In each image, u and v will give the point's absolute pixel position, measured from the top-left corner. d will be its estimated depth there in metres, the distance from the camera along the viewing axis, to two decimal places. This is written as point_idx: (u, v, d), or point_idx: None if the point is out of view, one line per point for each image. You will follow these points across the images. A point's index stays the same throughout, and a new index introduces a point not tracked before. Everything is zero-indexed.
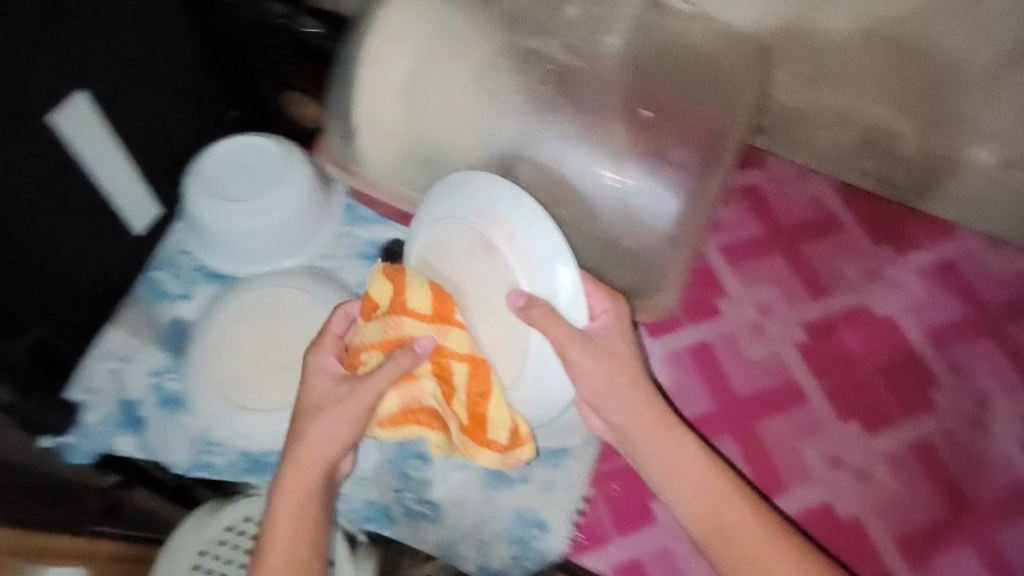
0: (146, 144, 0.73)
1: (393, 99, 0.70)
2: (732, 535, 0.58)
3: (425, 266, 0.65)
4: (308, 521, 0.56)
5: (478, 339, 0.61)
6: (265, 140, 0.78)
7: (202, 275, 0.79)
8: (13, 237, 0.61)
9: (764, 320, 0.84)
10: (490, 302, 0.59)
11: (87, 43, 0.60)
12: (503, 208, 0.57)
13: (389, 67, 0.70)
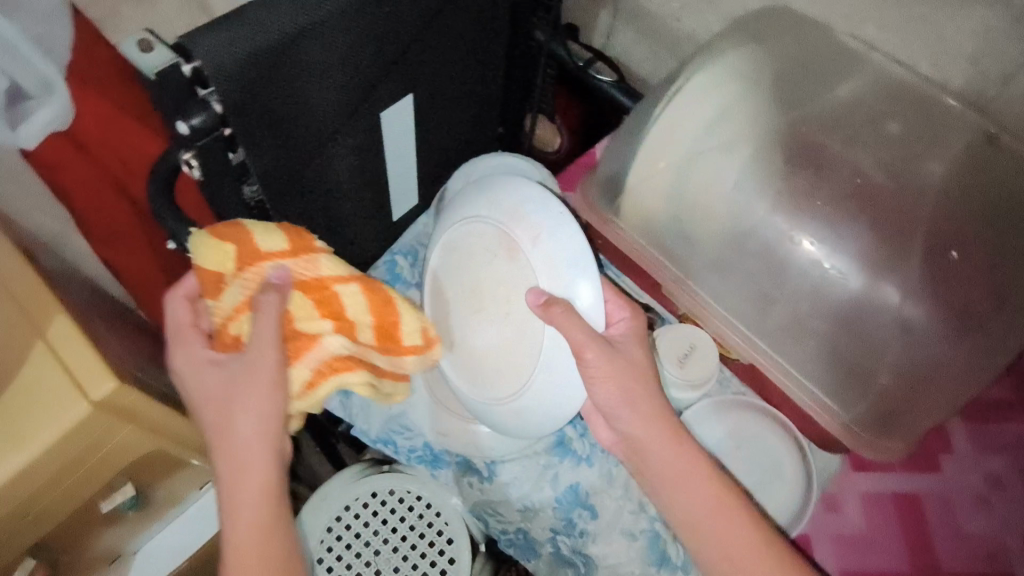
0: (429, 147, 0.81)
1: (664, 164, 0.71)
2: None
3: (449, 270, 0.70)
4: (273, 498, 0.58)
5: (493, 338, 0.66)
6: (526, 163, 0.83)
7: None
8: (315, 205, 0.69)
9: (993, 496, 0.73)
10: (518, 311, 0.64)
11: (430, 59, 0.67)
12: (533, 211, 0.62)
13: (672, 136, 0.70)
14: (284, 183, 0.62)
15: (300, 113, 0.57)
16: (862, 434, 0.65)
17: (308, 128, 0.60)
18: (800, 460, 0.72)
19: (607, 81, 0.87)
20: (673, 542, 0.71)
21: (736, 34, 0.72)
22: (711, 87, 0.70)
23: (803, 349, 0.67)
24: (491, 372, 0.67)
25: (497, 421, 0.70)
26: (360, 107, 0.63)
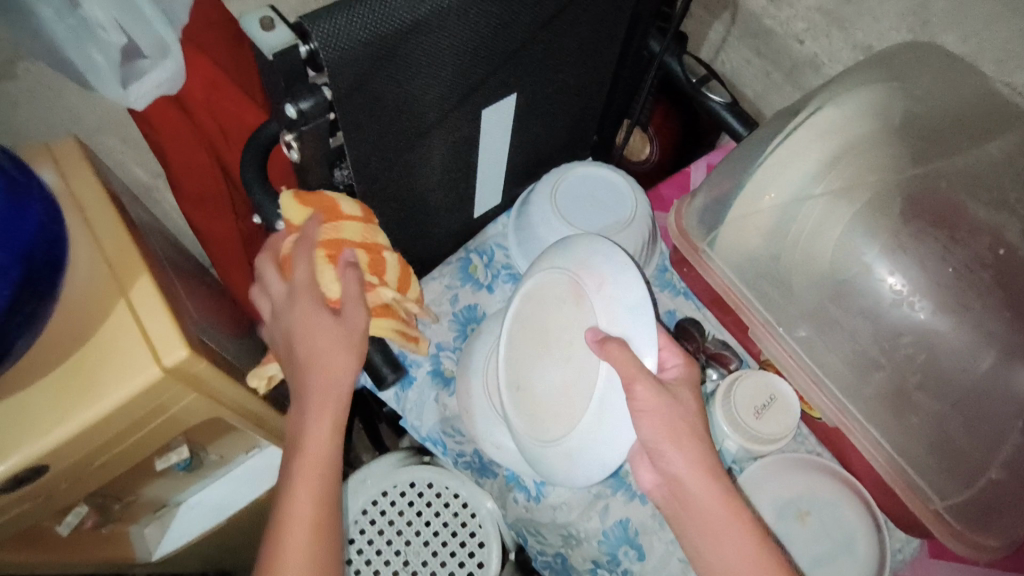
0: (521, 148, 0.78)
1: (774, 197, 0.65)
2: None
3: (517, 317, 0.66)
4: (320, 476, 0.62)
5: (552, 382, 0.62)
6: (621, 179, 0.79)
7: (508, 274, 0.83)
8: (403, 196, 0.68)
9: None
10: (578, 358, 0.59)
11: (540, 61, 0.64)
12: (606, 258, 0.59)
13: (787, 171, 0.65)
14: (378, 173, 0.61)
15: (405, 104, 0.55)
16: (954, 527, 0.59)
17: (411, 122, 0.58)
18: (875, 538, 0.66)
19: (720, 102, 0.81)
20: None
21: (874, 68, 0.67)
22: (839, 124, 0.64)
23: (892, 421, 0.62)
24: (542, 416, 0.62)
25: (540, 466, 0.64)
26: (464, 102, 0.61)
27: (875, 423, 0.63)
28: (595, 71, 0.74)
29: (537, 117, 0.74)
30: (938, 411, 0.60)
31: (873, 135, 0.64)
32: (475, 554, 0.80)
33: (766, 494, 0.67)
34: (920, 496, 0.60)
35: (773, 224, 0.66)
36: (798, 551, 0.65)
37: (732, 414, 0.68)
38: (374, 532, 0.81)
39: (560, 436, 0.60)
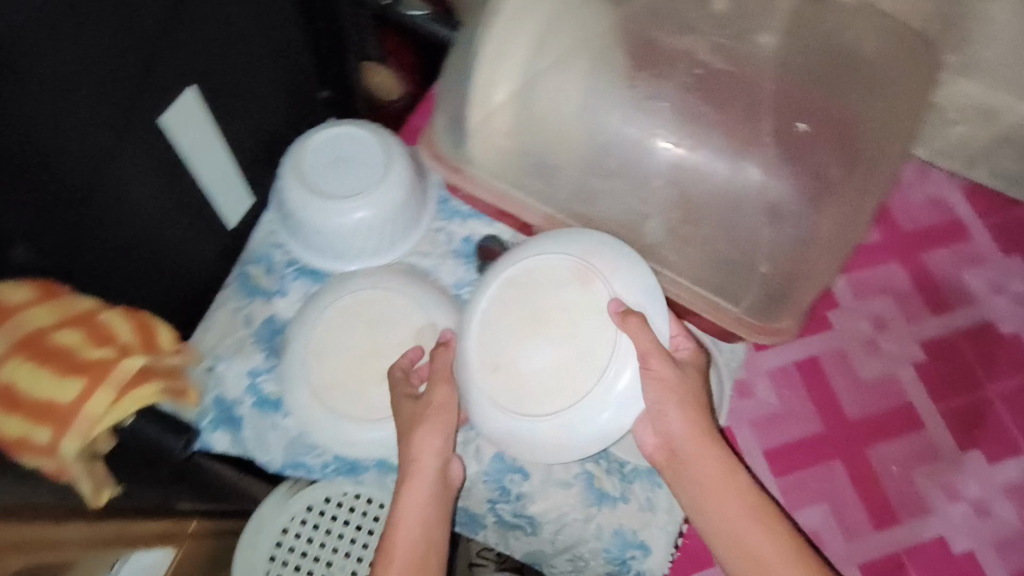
0: (245, 137, 0.71)
1: (504, 94, 0.64)
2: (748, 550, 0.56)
3: (497, 298, 0.60)
4: (432, 503, 0.60)
5: (544, 361, 0.58)
6: (362, 129, 0.74)
7: (295, 271, 0.76)
8: (125, 249, 0.61)
9: (881, 336, 0.79)
10: (579, 336, 0.58)
11: (193, 38, 0.57)
12: (637, 281, 0.58)
13: (503, 66, 0.64)
14: (58, 229, 0.53)
15: (33, 141, 0.47)
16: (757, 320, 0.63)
17: (74, 174, 0.52)
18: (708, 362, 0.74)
19: (421, 15, 0.77)
20: (607, 476, 0.69)
21: None
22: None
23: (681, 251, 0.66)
24: (530, 394, 0.58)
25: (525, 444, 0.59)
26: (124, 114, 0.53)
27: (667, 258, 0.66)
28: (271, 27, 0.67)
29: (239, 98, 0.67)
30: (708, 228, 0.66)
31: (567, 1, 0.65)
32: None
33: None
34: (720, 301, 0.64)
35: (512, 120, 0.66)
36: None
37: None
38: None
39: (564, 409, 0.57)
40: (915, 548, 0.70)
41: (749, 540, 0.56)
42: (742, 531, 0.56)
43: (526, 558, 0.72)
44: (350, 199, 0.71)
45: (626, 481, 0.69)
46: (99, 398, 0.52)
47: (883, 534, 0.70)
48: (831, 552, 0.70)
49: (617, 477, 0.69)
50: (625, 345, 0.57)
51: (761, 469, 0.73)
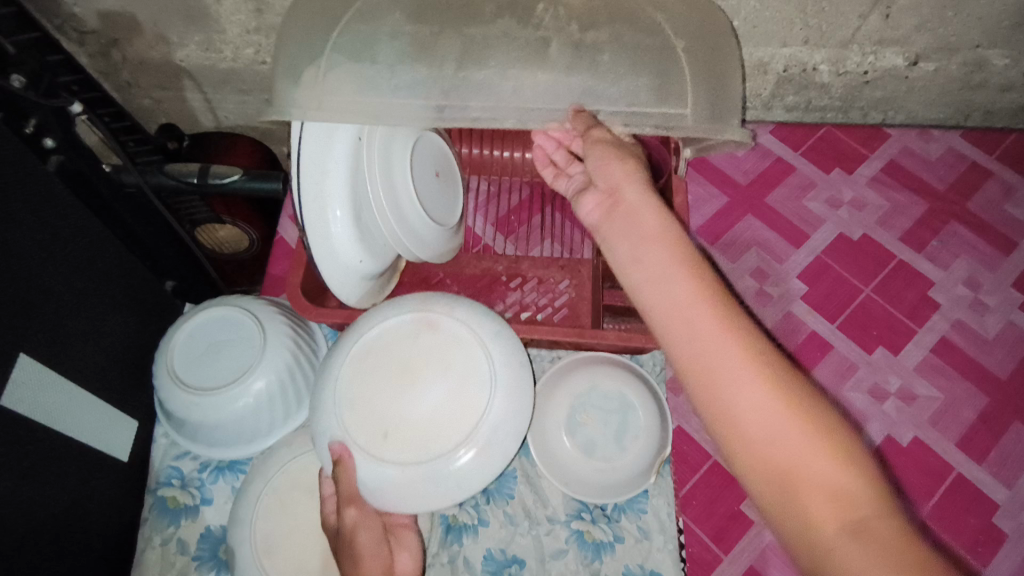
0: (100, 371, 0.66)
1: (342, 213, 0.62)
2: (682, 325, 0.45)
3: (356, 379, 0.62)
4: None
5: (430, 406, 0.60)
6: (223, 309, 0.72)
7: (212, 472, 0.72)
8: (33, 538, 0.56)
9: (765, 284, 0.86)
10: (450, 370, 0.62)
11: (7, 313, 0.54)
12: (461, 308, 0.66)
13: (330, 182, 0.62)
14: None
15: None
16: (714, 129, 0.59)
17: None
18: (640, 377, 0.74)
19: (236, 179, 0.74)
20: (595, 525, 0.70)
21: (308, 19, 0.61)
22: (325, 103, 0.56)
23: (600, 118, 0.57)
24: (431, 436, 0.59)
25: (452, 485, 0.59)
26: None
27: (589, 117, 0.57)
28: (85, 255, 0.64)
29: (79, 337, 0.63)
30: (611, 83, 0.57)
31: (359, 85, 0.57)
32: None
33: (548, 426, 0.72)
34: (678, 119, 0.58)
35: (357, 236, 0.64)
36: (603, 445, 0.70)
37: None
38: None
39: (465, 435, 0.59)
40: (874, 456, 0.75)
41: (669, 308, 0.46)
42: (669, 300, 0.46)
43: None
44: (238, 382, 0.68)
45: (613, 521, 0.70)
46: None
47: None
48: None
49: (604, 522, 0.70)
50: (491, 358, 0.63)
51: None
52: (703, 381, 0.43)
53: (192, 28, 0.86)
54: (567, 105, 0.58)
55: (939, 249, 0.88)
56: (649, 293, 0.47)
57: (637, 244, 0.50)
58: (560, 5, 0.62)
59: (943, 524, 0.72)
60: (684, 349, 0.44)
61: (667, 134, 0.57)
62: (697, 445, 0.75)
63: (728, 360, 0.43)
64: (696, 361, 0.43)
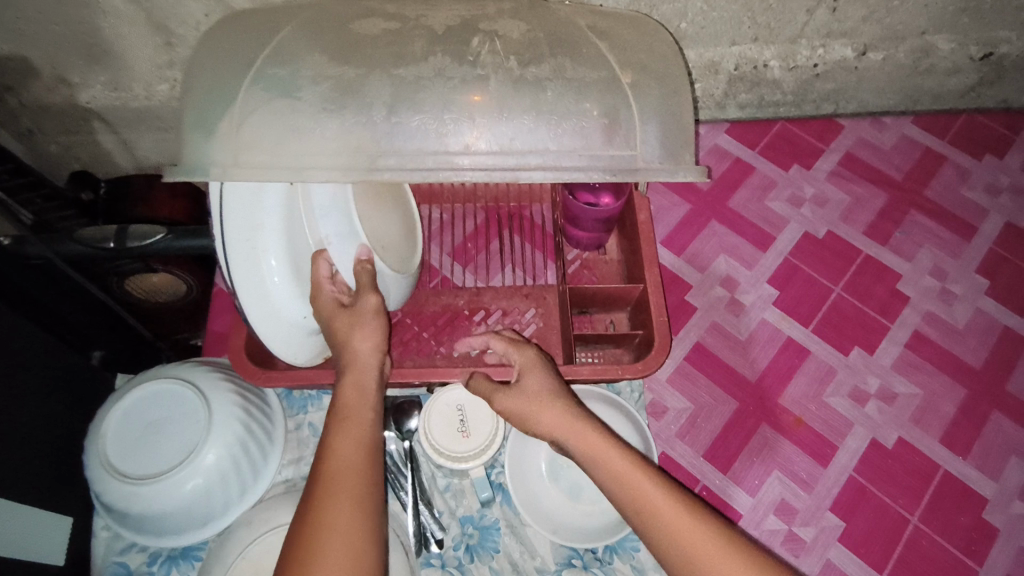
0: (14, 471, 0.58)
1: (278, 263, 0.59)
2: (631, 490, 0.53)
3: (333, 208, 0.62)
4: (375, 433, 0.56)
5: (391, 227, 0.71)
6: (161, 384, 0.65)
7: (164, 563, 0.64)
8: None
9: (736, 293, 0.83)
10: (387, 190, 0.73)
11: None
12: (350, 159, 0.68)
13: (261, 241, 0.58)
14: None
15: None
16: (670, 162, 0.53)
17: None
18: (615, 410, 0.70)
19: (160, 238, 0.67)
20: (586, 573, 0.66)
21: (211, 65, 0.54)
22: (239, 159, 0.50)
23: (546, 158, 0.52)
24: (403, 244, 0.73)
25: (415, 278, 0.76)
26: None
27: (534, 157, 0.51)
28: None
29: None
30: (552, 123, 0.52)
31: (284, 135, 0.51)
32: None
33: (529, 471, 0.68)
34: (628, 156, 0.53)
35: (300, 294, 0.62)
36: (589, 487, 0.66)
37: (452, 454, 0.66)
38: None
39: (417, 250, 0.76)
40: (861, 463, 0.74)
41: (613, 474, 0.54)
42: (613, 467, 0.54)
43: None
44: (184, 464, 0.62)
45: (605, 564, 0.67)
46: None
47: (831, 467, 0.73)
48: (804, 511, 0.71)
49: (596, 566, 0.67)
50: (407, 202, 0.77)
51: (710, 473, 0.73)
52: (664, 540, 0.51)
53: (96, 68, 0.78)
54: (514, 141, 0.52)
55: (903, 240, 0.88)
56: (652, 526, 0.52)
57: (617, 475, 0.54)
58: (497, 37, 0.55)
59: (936, 526, 0.71)
60: (646, 505, 0.52)
61: (625, 178, 0.52)
62: (684, 472, 0.73)
63: (671, 509, 0.52)
64: (650, 512, 0.52)
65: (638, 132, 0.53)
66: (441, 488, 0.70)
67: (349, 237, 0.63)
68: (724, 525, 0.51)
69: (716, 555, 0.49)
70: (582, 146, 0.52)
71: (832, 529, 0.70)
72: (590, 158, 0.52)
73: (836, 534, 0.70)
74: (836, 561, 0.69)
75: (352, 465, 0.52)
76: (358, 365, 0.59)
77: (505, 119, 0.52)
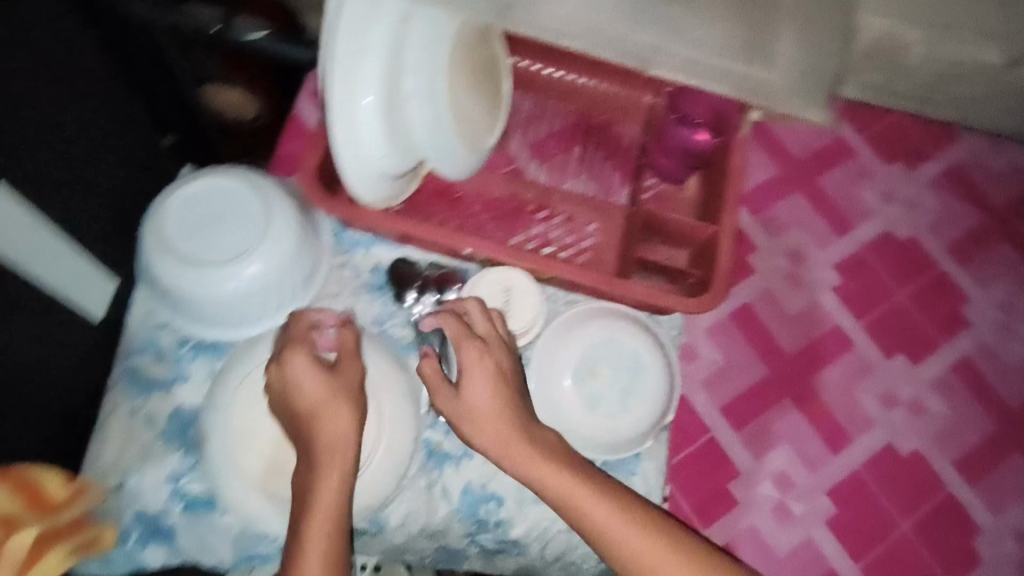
0: (78, 215, 0.59)
1: (373, 99, 0.58)
2: (578, 510, 0.55)
3: (423, 71, 0.61)
4: (344, 439, 0.56)
5: (476, 108, 0.69)
6: (230, 180, 0.65)
7: (192, 349, 0.66)
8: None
9: (799, 269, 0.81)
10: (487, 71, 0.70)
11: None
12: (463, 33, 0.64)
13: (361, 68, 0.57)
14: None
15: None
16: (806, 94, 0.50)
17: None
18: (650, 339, 0.70)
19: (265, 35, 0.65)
20: None
21: None
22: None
23: (678, 58, 0.49)
24: (484, 126, 0.71)
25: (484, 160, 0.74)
26: None
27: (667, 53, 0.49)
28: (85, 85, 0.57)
29: (60, 170, 0.56)
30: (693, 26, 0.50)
31: None
32: None
33: (555, 372, 0.68)
34: (763, 76, 0.50)
35: (386, 131, 0.60)
36: (608, 400, 0.67)
37: None
38: None
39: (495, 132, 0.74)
40: (870, 461, 0.74)
41: (564, 498, 0.55)
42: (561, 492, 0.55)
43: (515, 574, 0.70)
44: (237, 261, 0.63)
45: None
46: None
47: (840, 457, 0.73)
48: (801, 487, 0.72)
49: None
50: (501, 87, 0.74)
51: (721, 426, 0.74)
52: (615, 556, 0.53)
53: None
54: (649, 34, 0.50)
55: (983, 267, 0.84)
56: (601, 546, 0.54)
57: (556, 487, 0.55)
58: None
59: (922, 539, 0.71)
60: (595, 529, 0.54)
61: (752, 100, 0.49)
62: (697, 418, 0.74)
63: (623, 527, 0.54)
64: (598, 534, 0.54)
65: (779, 58, 0.50)
66: None
67: (432, 101, 0.62)
68: (671, 530, 0.54)
69: (649, 551, 0.53)
70: (719, 55, 0.50)
71: (822, 512, 0.71)
72: (724, 68, 0.49)
73: (825, 518, 0.71)
74: (816, 541, 0.70)
75: (325, 525, 0.53)
76: (310, 415, 0.56)
77: (646, 10, 0.50)
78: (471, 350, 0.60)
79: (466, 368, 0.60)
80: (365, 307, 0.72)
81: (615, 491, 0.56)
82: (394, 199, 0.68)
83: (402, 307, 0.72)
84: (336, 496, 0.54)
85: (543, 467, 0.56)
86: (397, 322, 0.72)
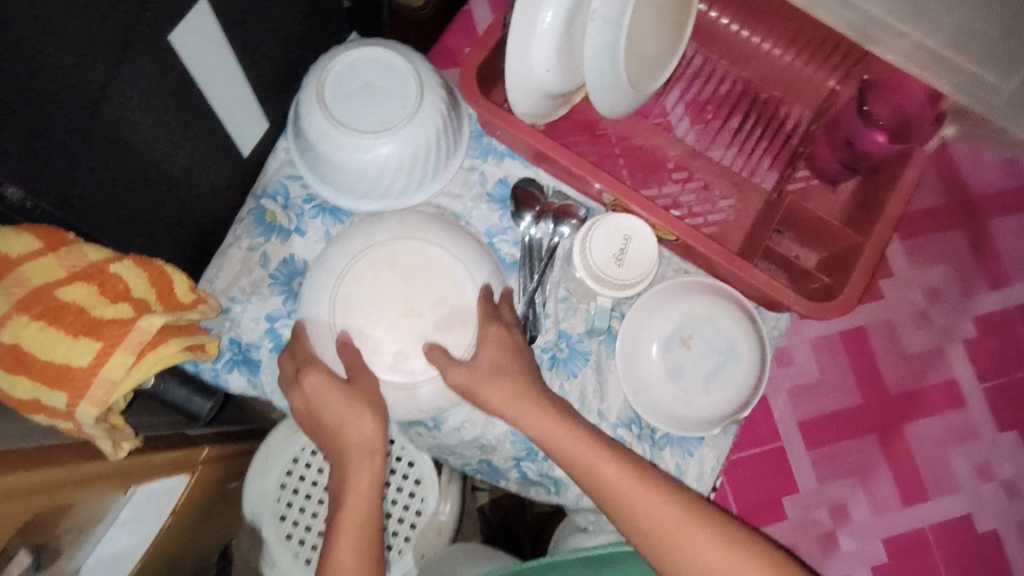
0: (258, 50, 0.61)
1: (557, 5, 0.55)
2: (632, 508, 0.53)
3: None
4: (371, 457, 0.59)
5: (648, 48, 0.65)
6: (392, 54, 0.66)
7: (314, 208, 0.70)
8: (155, 191, 0.55)
9: (934, 309, 0.75)
10: (669, 13, 0.66)
11: None
12: None
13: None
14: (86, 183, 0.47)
15: (38, 62, 0.38)
16: None
17: (82, 121, 0.44)
18: (752, 330, 0.67)
19: None
20: (637, 441, 0.69)
21: None
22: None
23: None
24: (650, 69, 0.67)
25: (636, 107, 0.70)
26: (128, 39, 0.44)
27: None
28: None
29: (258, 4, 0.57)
30: None
31: None
32: (409, 474, 0.74)
33: (646, 332, 0.67)
34: None
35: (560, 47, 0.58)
36: (689, 376, 0.66)
37: (596, 275, 0.64)
38: (300, 500, 0.75)
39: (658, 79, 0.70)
40: (942, 525, 0.69)
41: (620, 495, 0.54)
42: (617, 487, 0.54)
43: (545, 507, 0.72)
44: (380, 134, 0.64)
45: (655, 446, 0.70)
46: (115, 364, 0.46)
47: (910, 510, 0.69)
48: (857, 524, 0.69)
49: (648, 442, 0.70)
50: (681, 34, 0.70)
51: (794, 439, 0.71)
52: (677, 561, 0.51)
53: None
54: None
55: None
56: (660, 553, 0.52)
57: (584, 465, 0.56)
58: None
59: None
60: (655, 528, 0.52)
61: None
62: (772, 423, 0.71)
63: (687, 528, 0.52)
64: (659, 533, 0.52)
65: None
66: (559, 296, 0.71)
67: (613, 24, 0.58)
68: (743, 539, 0.52)
69: (715, 557, 0.51)
70: None
71: (872, 557, 0.68)
72: None
73: (872, 563, 0.68)
74: None
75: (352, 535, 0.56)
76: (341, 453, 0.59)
77: None
78: (496, 330, 0.62)
79: (485, 344, 0.62)
80: (481, 215, 0.72)
81: (674, 489, 0.54)
82: (542, 119, 0.67)
83: (517, 226, 0.72)
84: (364, 512, 0.57)
85: (597, 458, 0.56)
86: (507, 239, 0.72)
